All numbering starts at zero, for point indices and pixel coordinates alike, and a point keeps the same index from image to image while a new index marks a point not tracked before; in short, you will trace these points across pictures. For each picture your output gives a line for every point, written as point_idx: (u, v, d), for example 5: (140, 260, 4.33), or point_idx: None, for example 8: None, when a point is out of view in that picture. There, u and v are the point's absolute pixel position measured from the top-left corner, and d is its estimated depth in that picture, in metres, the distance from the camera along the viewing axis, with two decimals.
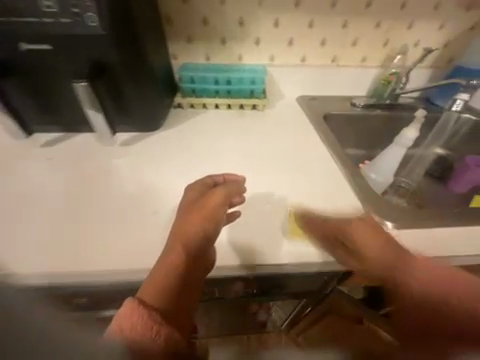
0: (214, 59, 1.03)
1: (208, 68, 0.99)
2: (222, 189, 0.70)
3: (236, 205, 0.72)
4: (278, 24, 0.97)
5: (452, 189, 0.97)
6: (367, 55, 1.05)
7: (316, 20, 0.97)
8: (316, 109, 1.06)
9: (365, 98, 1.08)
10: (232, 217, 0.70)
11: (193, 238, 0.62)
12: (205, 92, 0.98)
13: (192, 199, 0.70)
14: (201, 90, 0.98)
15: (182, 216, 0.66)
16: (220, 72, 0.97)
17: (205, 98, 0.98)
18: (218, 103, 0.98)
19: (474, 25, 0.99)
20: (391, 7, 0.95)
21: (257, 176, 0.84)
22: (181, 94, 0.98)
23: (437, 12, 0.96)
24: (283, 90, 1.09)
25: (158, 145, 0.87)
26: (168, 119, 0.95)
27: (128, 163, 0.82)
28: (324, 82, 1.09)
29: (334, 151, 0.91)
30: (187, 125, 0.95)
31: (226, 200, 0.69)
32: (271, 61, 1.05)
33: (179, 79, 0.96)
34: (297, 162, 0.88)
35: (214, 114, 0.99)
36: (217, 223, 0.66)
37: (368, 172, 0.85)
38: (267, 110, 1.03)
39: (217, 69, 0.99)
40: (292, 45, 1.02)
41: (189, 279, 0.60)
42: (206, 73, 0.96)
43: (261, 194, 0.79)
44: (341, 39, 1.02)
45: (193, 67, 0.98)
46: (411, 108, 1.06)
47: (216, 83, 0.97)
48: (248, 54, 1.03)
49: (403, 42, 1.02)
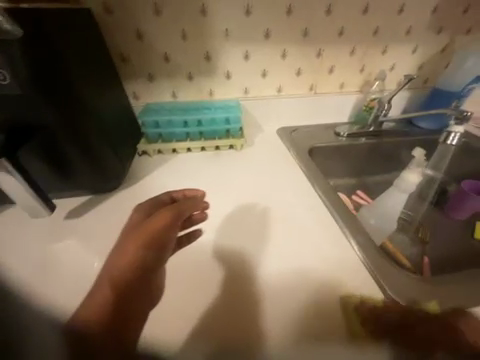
0: (181, 95, 0.92)
1: (173, 108, 0.88)
2: (170, 207, 0.57)
3: (198, 221, 0.66)
4: (248, 56, 0.89)
5: (453, 217, 0.89)
6: (345, 81, 1.00)
7: (288, 49, 0.90)
8: (298, 140, 0.97)
9: (349, 125, 1.03)
10: (192, 237, 0.63)
11: (132, 264, 0.50)
12: (174, 135, 0.87)
13: (137, 222, 0.58)
14: (169, 134, 0.86)
15: (122, 240, 0.54)
16: (189, 113, 0.86)
17: (175, 143, 0.86)
18: (190, 147, 0.87)
19: (446, 46, 0.97)
20: (364, 34, 0.91)
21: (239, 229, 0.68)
22: (147, 140, 0.86)
23: (409, 36, 0.93)
24: (261, 123, 1.01)
25: (119, 204, 0.71)
26: (133, 170, 0.81)
27: (76, 244, 0.61)
28: (303, 111, 1.02)
29: (328, 194, 0.77)
30: (155, 174, 0.81)
31: (175, 218, 0.56)
32: (245, 94, 0.96)
33: (141, 124, 0.85)
34: (286, 207, 0.74)
35: (188, 158, 0.87)
36: (166, 247, 0.54)
37: (367, 217, 0.74)
38: (246, 149, 0.92)
39: (186, 109, 0.88)
40: (266, 76, 0.94)
41: (130, 301, 0.48)
42: (172, 116, 0.85)
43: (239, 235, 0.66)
44: (317, 68, 0.96)
45: (158, 110, 0.87)
46: (395, 133, 1.01)
47: (185, 124, 0.86)
48: (219, 89, 0.93)
49: (378, 67, 0.98)
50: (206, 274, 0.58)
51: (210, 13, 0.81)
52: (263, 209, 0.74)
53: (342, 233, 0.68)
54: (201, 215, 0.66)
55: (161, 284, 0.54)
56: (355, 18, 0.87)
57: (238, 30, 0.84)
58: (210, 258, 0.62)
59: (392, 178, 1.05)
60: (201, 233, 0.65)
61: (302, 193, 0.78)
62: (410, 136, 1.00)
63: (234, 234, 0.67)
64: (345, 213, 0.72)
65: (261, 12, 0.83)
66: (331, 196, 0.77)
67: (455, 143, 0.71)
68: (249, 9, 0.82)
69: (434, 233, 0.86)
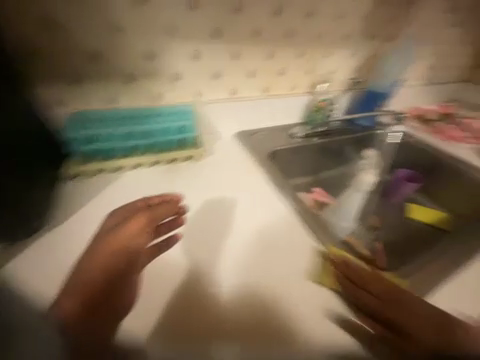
0: (120, 101, 0.80)
1: (113, 118, 0.76)
2: (141, 215, 0.61)
3: (175, 227, 0.64)
4: (198, 57, 0.81)
5: (391, 202, 1.04)
6: (295, 83, 1.03)
7: (240, 49, 0.86)
8: (255, 144, 0.94)
9: (302, 125, 1.05)
10: (171, 242, 0.62)
11: (108, 263, 0.54)
12: (116, 150, 0.74)
13: (105, 232, 0.60)
14: (110, 149, 0.74)
15: (91, 251, 0.57)
16: (134, 123, 0.76)
17: (118, 159, 0.74)
18: (139, 162, 0.75)
19: (375, 52, 1.09)
20: (309, 38, 0.94)
21: (213, 237, 0.65)
22: (81, 158, 0.72)
23: (347, 41, 1.01)
24: (218, 128, 0.94)
25: (65, 237, 0.61)
26: (69, 198, 0.69)
27: (16, 295, 0.52)
28: (258, 113, 1.00)
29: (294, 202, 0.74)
30: (100, 198, 0.69)
31: (150, 222, 0.61)
32: (197, 98, 0.88)
33: (74, 139, 0.71)
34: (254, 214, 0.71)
35: (137, 175, 0.75)
36: (138, 256, 0.57)
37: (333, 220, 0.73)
38: (205, 158, 0.83)
39: (130, 119, 0.76)
40: (219, 78, 0.88)
41: (101, 312, 0.49)
42: (113, 128, 0.74)
43: (211, 238, 0.65)
44: (269, 70, 0.94)
45: (94, 123, 0.74)
46: (342, 131, 1.08)
47: (130, 137, 0.75)
48: (167, 93, 0.83)
49: (324, 69, 1.04)
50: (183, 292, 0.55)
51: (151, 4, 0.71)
52: (231, 200, 0.74)
53: (309, 234, 0.67)
54: (178, 220, 0.66)
55: (135, 295, 0.53)
56: (301, 22, 0.89)
57: (183, 27, 0.75)
58: (182, 286, 0.56)
59: (344, 173, 1.11)
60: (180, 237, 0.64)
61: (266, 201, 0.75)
62: (356, 133, 1.10)
63: (208, 240, 0.64)
64: (312, 218, 0.70)
65: (208, 8, 0.76)
66: (298, 201, 0.74)
67: None
68: (194, 4, 0.74)
69: (380, 219, 0.98)
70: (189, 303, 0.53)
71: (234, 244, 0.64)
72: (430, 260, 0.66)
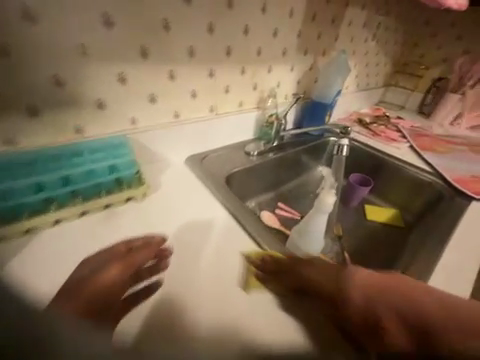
0: (24, 138, 0.62)
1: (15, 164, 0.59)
2: (121, 260, 0.50)
3: (156, 273, 0.52)
4: (125, 79, 0.70)
5: (350, 206, 1.06)
6: (243, 100, 0.98)
7: (176, 70, 0.77)
8: (207, 167, 0.87)
9: (255, 141, 1.04)
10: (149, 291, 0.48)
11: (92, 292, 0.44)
12: (23, 207, 0.56)
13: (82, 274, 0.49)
14: (13, 209, 0.55)
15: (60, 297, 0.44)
16: (46, 170, 0.60)
17: (28, 219, 0.56)
18: (61, 217, 0.59)
19: (312, 65, 1.13)
20: (249, 54, 0.91)
21: (190, 265, 0.55)
22: None
23: (285, 57, 1.02)
24: (167, 157, 0.86)
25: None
26: None
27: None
28: (208, 134, 0.93)
29: (262, 234, 0.63)
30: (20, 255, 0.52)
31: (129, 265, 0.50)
32: (133, 125, 0.77)
33: None
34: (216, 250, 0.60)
35: (58, 232, 0.58)
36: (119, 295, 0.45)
37: (304, 246, 0.65)
38: (151, 195, 0.73)
39: (41, 164, 0.60)
40: (156, 101, 0.78)
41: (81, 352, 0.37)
42: (15, 181, 0.56)
43: (193, 261, 0.56)
44: (213, 89, 0.88)
45: None
46: (294, 142, 1.09)
47: (43, 188, 0.58)
48: (92, 124, 0.70)
49: (268, 84, 1.02)
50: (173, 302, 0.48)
51: (42, 22, 0.55)
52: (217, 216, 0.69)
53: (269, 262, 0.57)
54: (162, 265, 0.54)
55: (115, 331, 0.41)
56: (238, 38, 0.85)
57: (99, 47, 0.63)
58: (153, 312, 0.45)
59: (300, 182, 1.13)
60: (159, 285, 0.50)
61: (226, 236, 0.63)
62: (308, 142, 1.11)
63: (190, 265, 0.55)
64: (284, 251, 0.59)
65: (130, 24, 0.65)
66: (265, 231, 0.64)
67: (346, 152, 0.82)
68: (108, 20, 0.62)
69: (344, 225, 0.99)
70: (175, 309, 0.46)
71: (219, 262, 0.56)
72: (406, 269, 0.60)
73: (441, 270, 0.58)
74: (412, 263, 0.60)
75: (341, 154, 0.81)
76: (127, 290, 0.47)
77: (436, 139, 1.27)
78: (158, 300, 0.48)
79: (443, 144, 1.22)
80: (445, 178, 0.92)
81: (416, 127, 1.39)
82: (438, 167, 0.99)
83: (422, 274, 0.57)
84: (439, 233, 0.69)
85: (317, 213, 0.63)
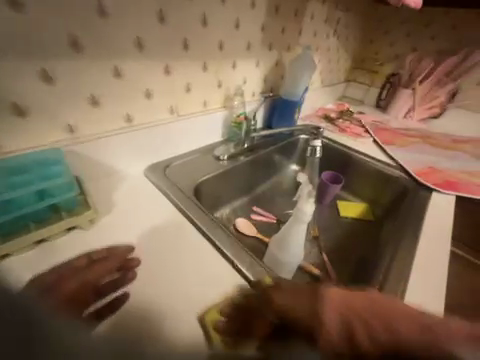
0: None
1: None
2: (81, 274, 0.46)
3: (124, 285, 0.48)
4: (52, 76, 0.56)
5: (324, 203, 1.06)
6: (207, 99, 0.89)
7: (123, 65, 0.65)
8: (171, 178, 0.76)
9: (224, 143, 0.96)
10: (116, 304, 0.44)
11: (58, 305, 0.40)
12: None
13: None
14: None
15: None
16: None
17: None
18: None
19: (278, 60, 1.08)
20: (210, 48, 0.81)
21: (156, 288, 0.49)
22: None
23: (250, 51, 0.95)
24: (122, 168, 0.73)
25: None
26: None
27: None
28: (170, 140, 0.82)
29: (240, 254, 0.55)
30: None
31: (96, 275, 0.46)
32: (72, 133, 0.63)
33: None
34: (182, 269, 0.52)
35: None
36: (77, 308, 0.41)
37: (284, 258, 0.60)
38: (102, 219, 0.61)
39: None
40: (100, 103, 0.64)
41: None
42: None
43: (161, 277, 0.51)
44: (171, 88, 0.77)
45: None
46: (265, 143, 1.04)
47: None
48: (12, 135, 0.55)
49: (234, 81, 0.95)
50: (141, 309, 0.45)
51: None
52: (184, 234, 0.60)
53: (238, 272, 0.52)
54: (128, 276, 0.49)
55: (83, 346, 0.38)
56: (196, 29, 0.75)
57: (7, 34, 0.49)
58: (119, 318, 0.43)
59: (274, 183, 1.09)
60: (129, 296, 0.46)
61: (195, 254, 0.56)
62: (279, 142, 1.07)
63: (157, 282, 0.50)
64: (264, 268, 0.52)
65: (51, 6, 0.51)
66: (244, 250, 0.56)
67: (319, 154, 0.80)
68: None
69: (319, 224, 0.97)
70: (146, 313, 0.45)
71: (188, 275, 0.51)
72: (387, 272, 0.59)
73: (418, 268, 0.58)
74: (391, 265, 0.59)
75: (313, 156, 0.78)
76: (92, 304, 0.43)
77: (395, 133, 1.33)
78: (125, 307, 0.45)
79: (401, 137, 1.28)
80: (409, 172, 0.95)
81: (377, 121, 1.45)
82: (401, 160, 1.03)
83: (402, 276, 0.56)
84: (410, 229, 0.70)
85: (298, 222, 0.59)
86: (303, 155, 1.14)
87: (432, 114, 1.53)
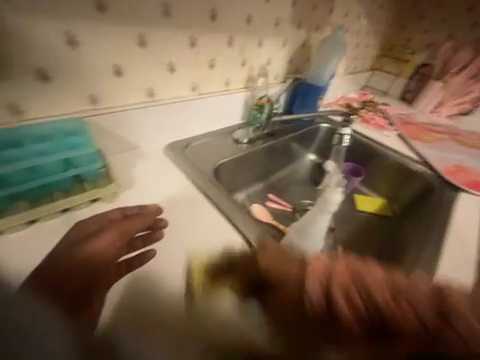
0: None
1: None
2: (113, 227, 0.47)
3: (152, 241, 0.50)
4: (77, 41, 0.53)
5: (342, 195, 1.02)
6: (230, 78, 0.85)
7: (147, 33, 0.61)
8: (190, 159, 0.74)
9: (243, 126, 0.92)
10: (144, 257, 0.46)
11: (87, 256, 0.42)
12: None
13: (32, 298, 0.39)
14: None
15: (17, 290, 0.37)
16: None
17: None
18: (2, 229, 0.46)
19: (305, 41, 1.01)
20: (237, 21, 0.76)
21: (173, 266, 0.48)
22: None
23: (278, 29, 0.89)
24: (142, 144, 0.72)
25: None
26: None
27: None
28: (191, 118, 0.79)
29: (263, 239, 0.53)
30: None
31: (122, 233, 0.48)
32: (96, 104, 0.61)
33: None
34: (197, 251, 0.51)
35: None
36: (102, 275, 0.42)
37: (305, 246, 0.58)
38: (124, 194, 0.60)
39: None
40: (122, 74, 0.62)
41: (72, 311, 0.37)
42: None
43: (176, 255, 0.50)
44: (194, 62, 0.73)
45: None
46: (285, 129, 1.00)
47: None
48: (37, 101, 0.54)
49: (258, 60, 0.89)
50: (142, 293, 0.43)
51: None
52: (204, 214, 0.59)
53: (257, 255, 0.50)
54: (155, 234, 0.51)
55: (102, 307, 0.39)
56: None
57: None
58: (124, 295, 0.42)
59: (291, 171, 1.05)
60: (154, 251, 0.48)
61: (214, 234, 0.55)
62: (300, 129, 1.03)
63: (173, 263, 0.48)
64: None
65: None
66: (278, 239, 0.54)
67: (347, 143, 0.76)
68: None
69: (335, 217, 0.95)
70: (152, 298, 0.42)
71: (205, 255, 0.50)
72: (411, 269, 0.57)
73: (445, 270, 0.55)
74: (415, 264, 0.57)
75: (341, 144, 0.75)
76: (123, 255, 0.47)
77: (421, 128, 1.26)
78: (130, 286, 0.43)
79: (428, 133, 1.21)
80: (436, 170, 0.90)
81: (402, 115, 1.37)
82: (427, 157, 0.97)
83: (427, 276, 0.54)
84: (436, 229, 0.67)
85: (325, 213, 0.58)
86: (323, 145, 1.09)
87: (462, 110, 1.43)
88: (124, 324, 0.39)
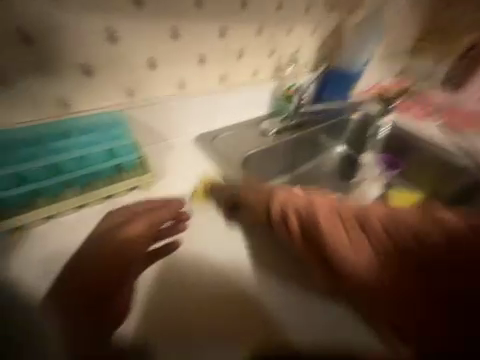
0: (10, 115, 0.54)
1: (11, 145, 0.53)
2: (144, 217, 0.56)
3: (177, 231, 0.58)
4: (116, 37, 0.56)
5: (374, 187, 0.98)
6: (258, 68, 0.83)
7: (180, 25, 0.61)
8: (218, 151, 0.75)
9: (270, 117, 0.90)
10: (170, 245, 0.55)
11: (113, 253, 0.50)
12: (29, 197, 0.53)
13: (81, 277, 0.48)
14: (26, 195, 0.53)
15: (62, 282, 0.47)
16: (46, 154, 0.54)
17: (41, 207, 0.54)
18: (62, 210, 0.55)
19: (338, 25, 0.95)
20: (267, 8, 0.73)
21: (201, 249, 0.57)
22: None
23: (309, 14, 0.84)
24: (172, 136, 0.73)
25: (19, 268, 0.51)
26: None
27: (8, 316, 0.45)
28: (219, 110, 0.79)
29: None
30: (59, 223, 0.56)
31: (151, 224, 0.56)
32: (132, 97, 0.64)
33: None
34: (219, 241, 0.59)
35: (41, 238, 0.54)
36: (134, 260, 0.51)
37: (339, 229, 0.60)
38: (157, 183, 0.65)
39: (42, 146, 0.55)
40: (156, 67, 0.63)
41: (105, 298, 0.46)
42: (19, 168, 0.52)
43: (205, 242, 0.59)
44: (223, 52, 0.72)
45: None
46: (314, 120, 0.95)
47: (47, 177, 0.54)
48: (81, 96, 0.58)
49: (287, 49, 0.86)
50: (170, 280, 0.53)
51: None
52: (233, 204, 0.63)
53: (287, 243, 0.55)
54: (179, 224, 0.59)
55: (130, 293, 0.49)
56: None
57: None
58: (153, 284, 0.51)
59: (318, 163, 1.02)
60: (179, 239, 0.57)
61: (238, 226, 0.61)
62: (330, 120, 0.98)
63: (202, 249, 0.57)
64: None
65: None
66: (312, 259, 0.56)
67: None
68: None
69: None
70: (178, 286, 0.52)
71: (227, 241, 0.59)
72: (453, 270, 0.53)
73: None
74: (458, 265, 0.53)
75: None
76: (152, 243, 0.55)
77: (468, 117, 1.13)
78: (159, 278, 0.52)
79: (475, 123, 1.09)
80: None
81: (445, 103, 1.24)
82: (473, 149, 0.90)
83: None
84: None
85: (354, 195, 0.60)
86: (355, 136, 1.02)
87: None
88: (156, 312, 0.49)
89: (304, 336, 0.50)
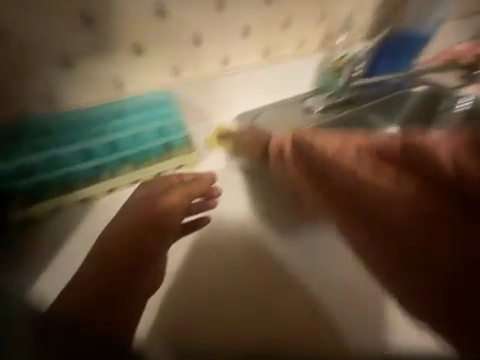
0: (77, 97, 0.60)
1: (81, 124, 0.61)
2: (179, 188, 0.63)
3: (209, 208, 0.64)
4: (164, 13, 0.55)
5: None
6: (305, 38, 0.75)
7: None
8: (261, 130, 0.67)
9: (316, 92, 0.78)
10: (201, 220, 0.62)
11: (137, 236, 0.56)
12: (96, 170, 0.61)
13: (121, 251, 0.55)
14: (93, 169, 0.61)
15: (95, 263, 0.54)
16: (108, 131, 0.61)
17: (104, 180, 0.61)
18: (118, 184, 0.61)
19: None
20: None
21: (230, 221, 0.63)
22: (63, 186, 0.60)
23: None
24: (211, 115, 0.70)
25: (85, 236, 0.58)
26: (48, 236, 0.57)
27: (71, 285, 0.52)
28: (261, 85, 0.74)
29: None
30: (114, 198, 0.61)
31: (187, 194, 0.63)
32: (176, 76, 0.65)
33: (42, 163, 0.59)
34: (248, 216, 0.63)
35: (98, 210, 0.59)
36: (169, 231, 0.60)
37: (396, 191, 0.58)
38: (200, 162, 0.67)
39: (104, 125, 0.62)
40: (200, 43, 0.62)
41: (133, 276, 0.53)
42: (89, 144, 0.61)
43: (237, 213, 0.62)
44: (269, 22, 0.67)
45: (58, 136, 0.59)
46: (376, 93, 0.75)
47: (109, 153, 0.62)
48: (133, 77, 0.61)
49: (341, 12, 0.75)
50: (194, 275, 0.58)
51: None
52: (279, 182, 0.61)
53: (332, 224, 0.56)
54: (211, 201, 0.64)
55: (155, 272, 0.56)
56: None
57: None
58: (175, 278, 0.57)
59: None
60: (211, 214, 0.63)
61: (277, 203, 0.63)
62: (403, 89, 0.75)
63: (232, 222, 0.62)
64: None
65: None
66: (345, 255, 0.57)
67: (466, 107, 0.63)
68: None
69: None
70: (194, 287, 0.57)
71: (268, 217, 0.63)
72: None
73: None
74: None
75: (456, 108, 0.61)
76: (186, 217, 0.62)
77: None
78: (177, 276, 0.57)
79: None
80: None
81: None
82: None
83: None
84: None
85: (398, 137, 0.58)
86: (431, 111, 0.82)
87: None
88: (172, 312, 0.54)
89: (349, 332, 0.54)
